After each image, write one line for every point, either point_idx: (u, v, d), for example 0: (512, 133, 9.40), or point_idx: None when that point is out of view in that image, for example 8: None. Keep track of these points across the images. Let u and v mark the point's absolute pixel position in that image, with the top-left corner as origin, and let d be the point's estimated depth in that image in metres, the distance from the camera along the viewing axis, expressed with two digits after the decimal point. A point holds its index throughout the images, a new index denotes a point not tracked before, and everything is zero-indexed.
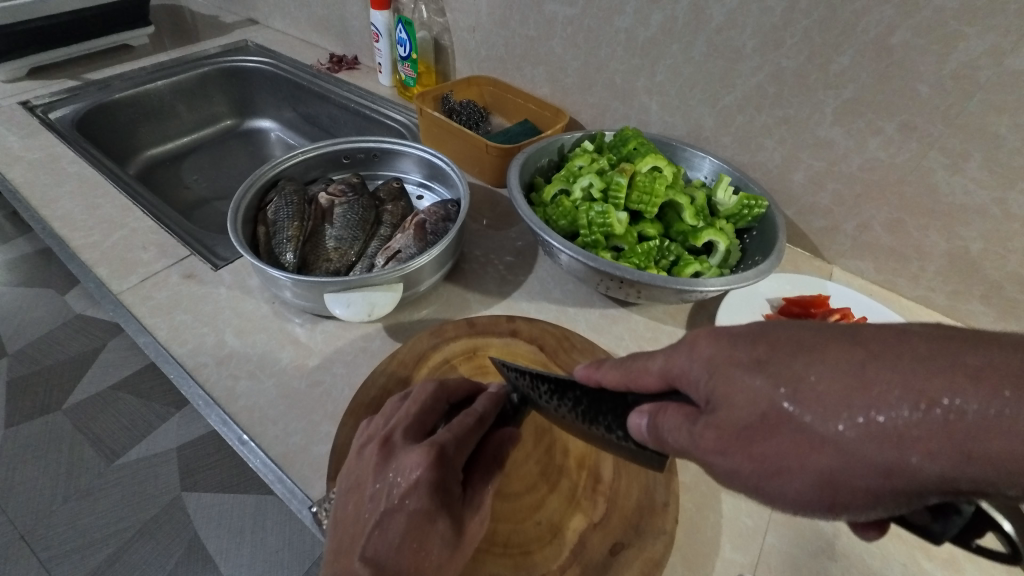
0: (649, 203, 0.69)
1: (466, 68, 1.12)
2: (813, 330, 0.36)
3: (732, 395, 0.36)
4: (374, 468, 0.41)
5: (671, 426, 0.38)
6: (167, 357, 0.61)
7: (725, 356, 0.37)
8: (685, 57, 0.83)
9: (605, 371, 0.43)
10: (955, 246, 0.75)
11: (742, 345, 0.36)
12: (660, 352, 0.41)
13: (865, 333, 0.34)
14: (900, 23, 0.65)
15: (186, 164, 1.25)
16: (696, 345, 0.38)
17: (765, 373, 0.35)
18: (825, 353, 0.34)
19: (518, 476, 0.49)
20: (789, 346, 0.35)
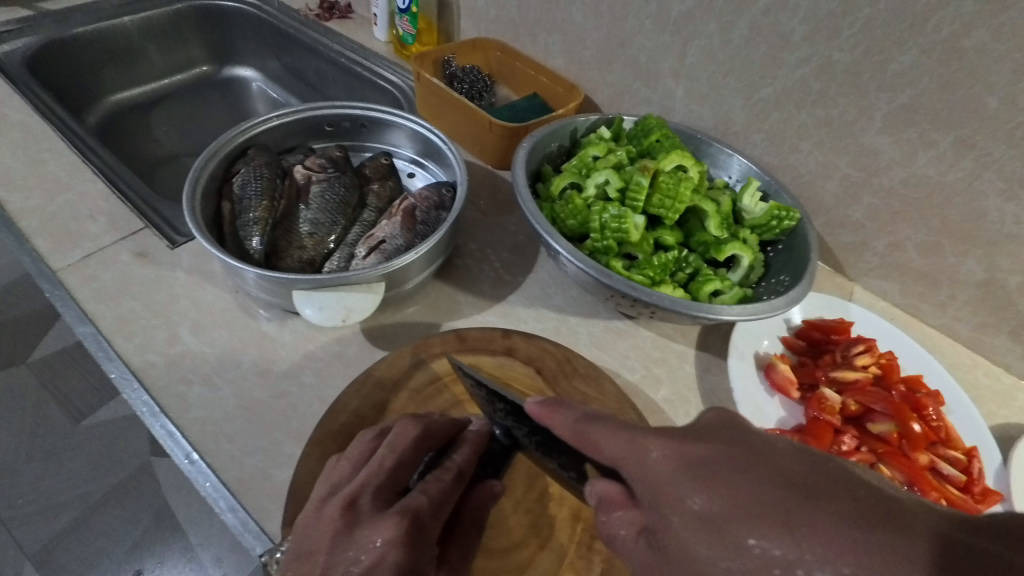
0: (671, 208, 0.61)
1: (472, 28, 1.00)
2: (766, 482, 0.29)
3: (672, 546, 0.31)
4: (333, 534, 0.34)
5: (615, 526, 0.35)
6: (109, 353, 0.53)
7: (665, 483, 0.32)
8: (722, 39, 0.73)
9: (557, 419, 0.39)
10: (994, 278, 0.68)
11: (686, 487, 0.31)
12: (615, 434, 0.36)
13: (822, 512, 0.27)
14: (978, 23, 0.56)
15: (156, 114, 1.12)
16: (646, 453, 0.34)
17: (700, 524, 0.30)
18: (767, 519, 0.28)
19: (504, 528, 0.45)
20: (733, 495, 0.29)
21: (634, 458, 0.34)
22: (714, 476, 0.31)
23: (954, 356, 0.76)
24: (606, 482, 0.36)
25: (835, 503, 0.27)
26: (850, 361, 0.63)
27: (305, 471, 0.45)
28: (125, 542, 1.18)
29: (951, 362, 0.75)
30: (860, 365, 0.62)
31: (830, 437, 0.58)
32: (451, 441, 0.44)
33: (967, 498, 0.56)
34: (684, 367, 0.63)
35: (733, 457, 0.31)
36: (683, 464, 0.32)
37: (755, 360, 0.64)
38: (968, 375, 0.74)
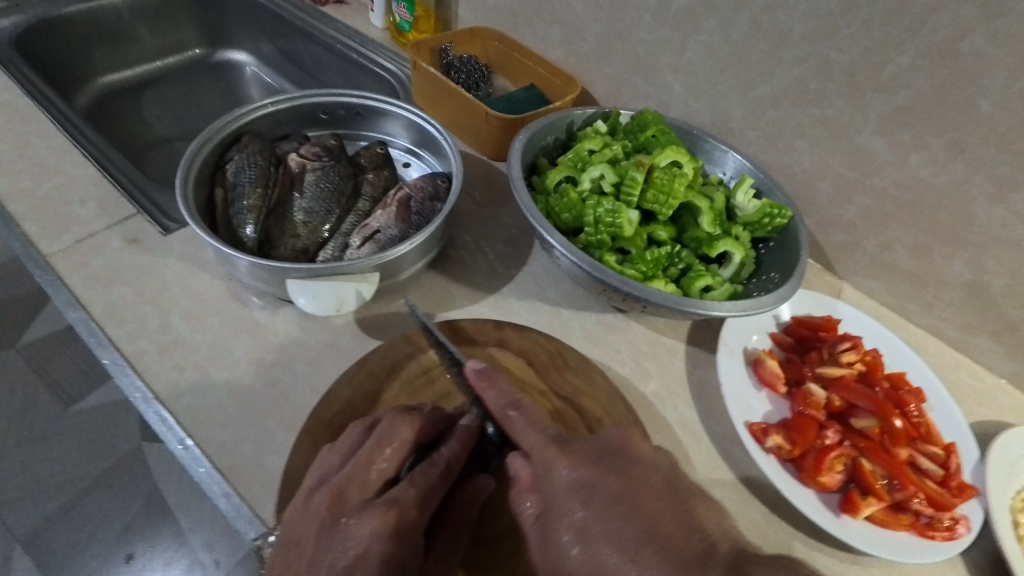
0: (665, 204, 0.61)
1: (470, 16, 0.99)
2: (631, 513, 0.37)
3: (553, 539, 0.39)
4: (321, 526, 0.36)
5: (518, 503, 0.43)
6: (101, 339, 0.53)
7: (560, 494, 0.40)
8: (722, 35, 0.73)
9: (489, 393, 0.45)
10: (980, 280, 0.70)
11: (573, 502, 0.39)
12: (531, 434, 0.43)
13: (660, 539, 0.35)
14: (976, 26, 0.57)
15: (147, 97, 1.11)
16: (551, 465, 0.41)
17: (575, 528, 0.38)
18: (618, 542, 0.36)
19: (494, 519, 0.46)
20: (603, 512, 0.37)
21: (544, 466, 0.41)
22: (595, 498, 0.38)
23: (939, 355, 0.77)
24: (523, 468, 0.43)
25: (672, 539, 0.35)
26: (837, 358, 0.64)
27: (297, 458, 0.45)
28: (115, 526, 1.20)
29: (935, 361, 0.76)
30: (845, 362, 0.63)
31: (815, 431, 0.59)
32: (439, 433, 0.44)
33: (944, 491, 0.58)
34: (674, 361, 0.64)
35: (616, 486, 0.39)
36: (577, 484, 0.39)
37: (744, 356, 0.65)
38: (951, 373, 0.75)
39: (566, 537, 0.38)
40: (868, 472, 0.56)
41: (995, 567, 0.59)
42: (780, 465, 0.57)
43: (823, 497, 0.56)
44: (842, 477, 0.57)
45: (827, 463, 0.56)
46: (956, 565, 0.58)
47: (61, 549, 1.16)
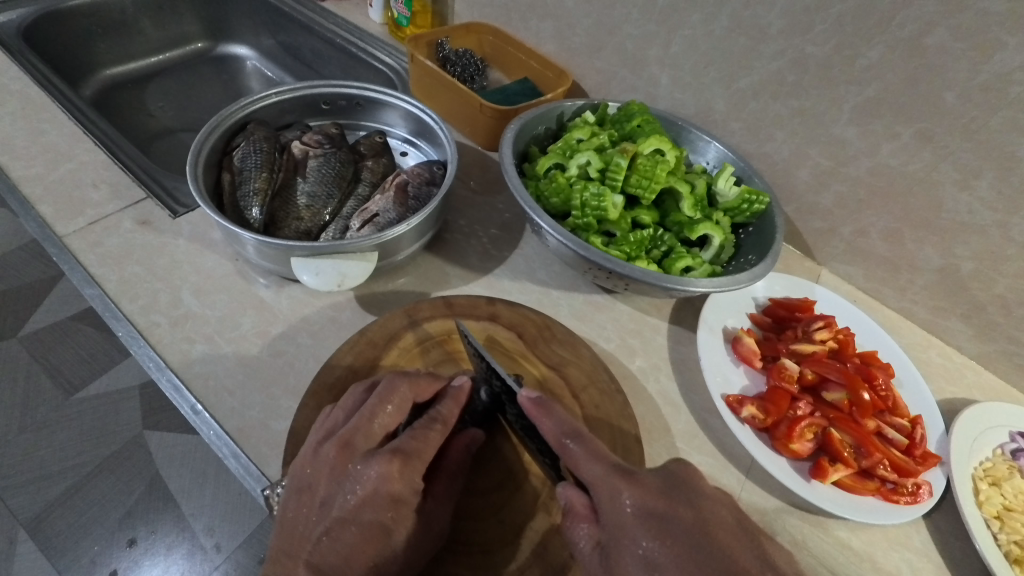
0: (648, 188, 0.65)
1: (465, 12, 1.02)
2: (703, 548, 0.37)
3: (619, 574, 0.38)
4: (329, 470, 0.42)
5: (576, 534, 0.42)
6: (115, 313, 0.57)
7: (626, 524, 0.39)
8: (705, 31, 0.76)
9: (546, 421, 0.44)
10: (949, 263, 0.73)
11: (640, 534, 0.38)
12: (595, 466, 0.42)
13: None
14: (939, 22, 0.61)
15: (150, 89, 1.13)
16: (618, 495, 0.40)
17: (647, 566, 0.37)
18: (690, 573, 0.36)
19: (485, 471, 0.50)
20: (677, 549, 0.37)
21: (606, 492, 0.41)
22: (664, 531, 0.38)
23: (911, 336, 0.81)
24: (580, 498, 0.43)
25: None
26: (810, 336, 0.68)
27: (302, 419, 0.49)
28: (118, 512, 1.17)
29: (907, 342, 0.80)
30: (818, 339, 0.67)
31: (787, 402, 0.62)
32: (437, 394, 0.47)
33: (910, 459, 0.62)
34: (657, 338, 0.68)
35: (685, 521, 0.39)
36: (642, 514, 0.39)
37: (724, 334, 0.68)
38: (922, 354, 0.79)
39: (635, 574, 0.37)
40: (836, 439, 0.60)
41: (956, 529, 0.63)
42: (753, 433, 0.60)
43: (794, 463, 0.60)
44: (812, 445, 0.61)
45: (798, 431, 0.59)
46: (920, 527, 0.62)
47: (66, 532, 1.13)
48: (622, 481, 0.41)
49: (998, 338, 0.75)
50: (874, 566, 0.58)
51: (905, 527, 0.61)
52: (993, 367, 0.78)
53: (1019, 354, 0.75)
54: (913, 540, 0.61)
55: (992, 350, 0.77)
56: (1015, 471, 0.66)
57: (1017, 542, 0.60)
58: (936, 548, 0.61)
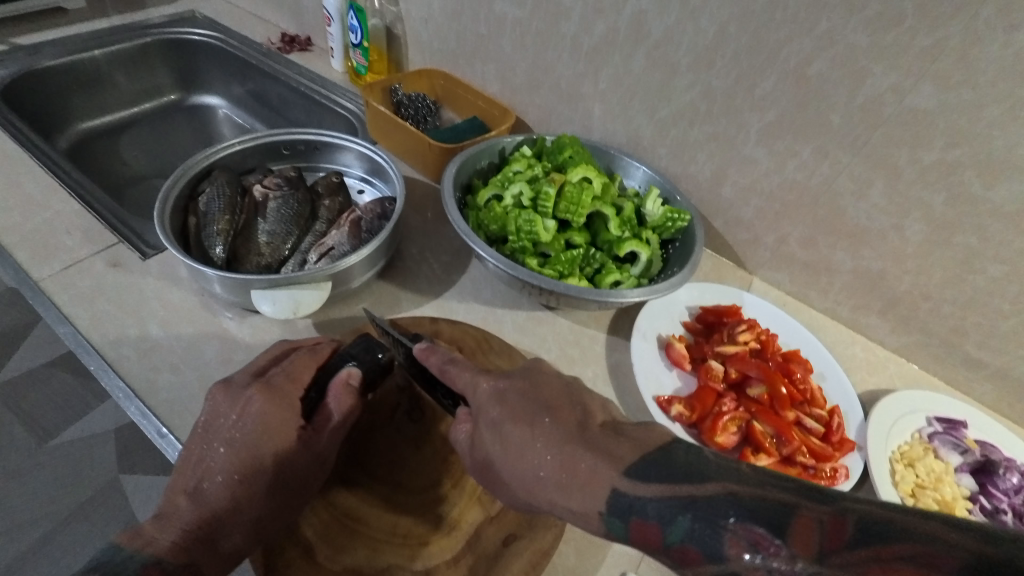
0: (576, 213, 0.72)
1: (417, 58, 1.11)
2: (531, 406, 0.49)
3: (483, 440, 0.50)
4: (216, 407, 0.53)
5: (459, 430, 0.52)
6: (86, 347, 0.61)
7: (482, 401, 0.51)
8: (627, 69, 0.85)
9: (431, 356, 0.55)
10: (859, 265, 0.81)
11: (490, 405, 0.50)
12: (461, 369, 0.54)
13: (554, 412, 0.49)
14: (817, 55, 0.70)
15: (125, 138, 1.20)
16: (477, 386, 0.52)
17: (496, 428, 0.49)
18: (521, 417, 0.49)
19: (418, 452, 0.58)
20: (512, 407, 0.50)
21: (471, 392, 0.52)
22: (507, 400, 0.50)
23: (836, 334, 0.88)
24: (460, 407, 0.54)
25: (563, 414, 0.49)
26: (734, 338, 0.75)
27: None
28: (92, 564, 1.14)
29: (833, 339, 0.88)
30: (740, 341, 0.74)
31: (713, 399, 0.68)
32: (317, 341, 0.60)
33: (827, 446, 0.67)
34: (594, 347, 0.75)
35: (521, 391, 0.51)
36: (495, 393, 0.51)
37: (657, 341, 0.75)
38: (846, 350, 0.86)
39: (487, 434, 0.50)
40: (757, 431, 0.66)
41: None
42: (682, 429, 0.66)
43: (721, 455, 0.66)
44: (736, 437, 0.67)
45: (721, 424, 0.66)
46: None
47: None
48: (479, 376, 0.53)
49: (912, 330, 0.83)
50: None
51: None
52: (913, 357, 0.85)
53: (931, 344, 0.82)
54: None
55: (909, 342, 0.84)
56: (929, 451, 0.71)
57: None
58: None
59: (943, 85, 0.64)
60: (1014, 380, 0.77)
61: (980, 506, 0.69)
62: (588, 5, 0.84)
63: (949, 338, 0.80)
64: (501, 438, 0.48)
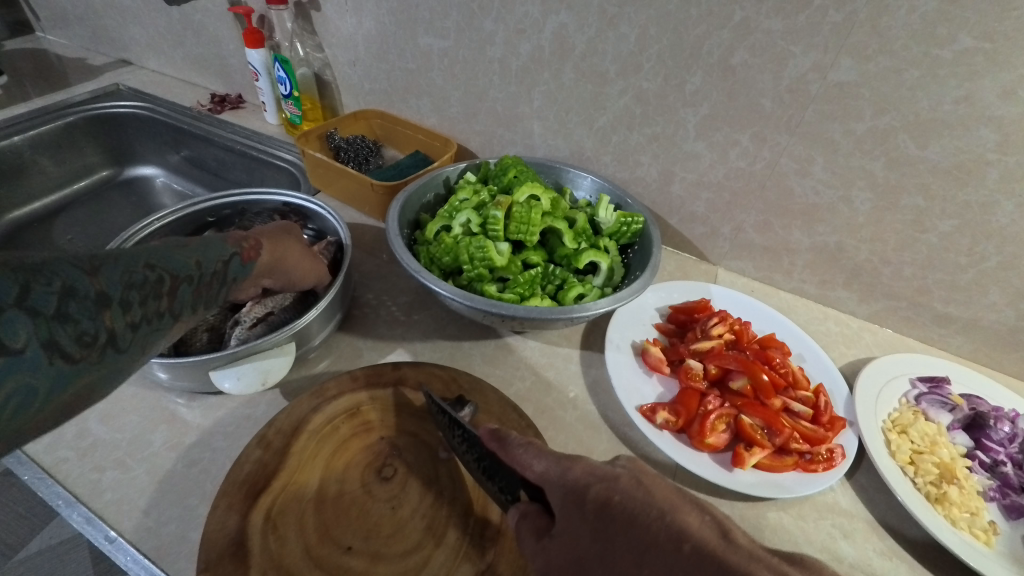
0: (527, 232, 0.71)
1: (352, 101, 1.09)
2: (642, 504, 0.39)
3: (564, 540, 0.40)
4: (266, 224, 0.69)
5: (528, 530, 0.43)
6: (20, 457, 0.56)
7: (574, 496, 0.42)
8: (558, 83, 0.86)
9: (502, 445, 0.48)
10: (817, 241, 0.82)
11: (585, 492, 0.41)
12: (547, 455, 0.45)
13: (671, 519, 0.38)
14: (737, 45, 0.71)
15: (59, 223, 1.14)
16: (569, 470, 0.43)
17: (593, 526, 0.39)
18: (628, 517, 0.39)
19: (393, 515, 0.51)
20: (617, 504, 0.40)
21: (551, 481, 0.44)
22: (612, 493, 0.41)
23: (809, 313, 0.88)
24: (530, 503, 0.45)
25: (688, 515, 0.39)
26: (707, 333, 0.73)
27: (214, 524, 0.48)
28: None
29: (806, 318, 0.87)
30: (714, 335, 0.72)
31: (697, 400, 0.66)
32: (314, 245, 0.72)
33: (819, 428, 0.66)
34: (570, 366, 0.72)
35: (630, 484, 0.41)
36: (595, 476, 0.43)
37: (631, 349, 0.73)
38: (820, 327, 0.86)
39: (585, 528, 0.40)
40: (746, 425, 0.64)
41: (878, 482, 0.67)
42: (671, 436, 0.64)
43: (715, 457, 0.63)
44: (727, 435, 0.64)
45: (709, 425, 0.63)
46: (845, 488, 0.66)
47: None
48: (570, 463, 0.44)
49: (879, 297, 0.83)
50: (806, 539, 0.60)
51: (830, 492, 0.65)
52: (886, 324, 0.86)
53: (901, 307, 0.82)
54: (842, 497, 0.65)
55: (880, 308, 0.84)
56: (918, 416, 0.69)
57: (932, 481, 0.63)
58: (863, 504, 0.65)
59: (862, 56, 0.65)
60: (986, 330, 0.78)
61: (979, 462, 0.66)
62: (509, 28, 0.84)
63: (917, 299, 0.80)
64: (603, 539, 0.38)
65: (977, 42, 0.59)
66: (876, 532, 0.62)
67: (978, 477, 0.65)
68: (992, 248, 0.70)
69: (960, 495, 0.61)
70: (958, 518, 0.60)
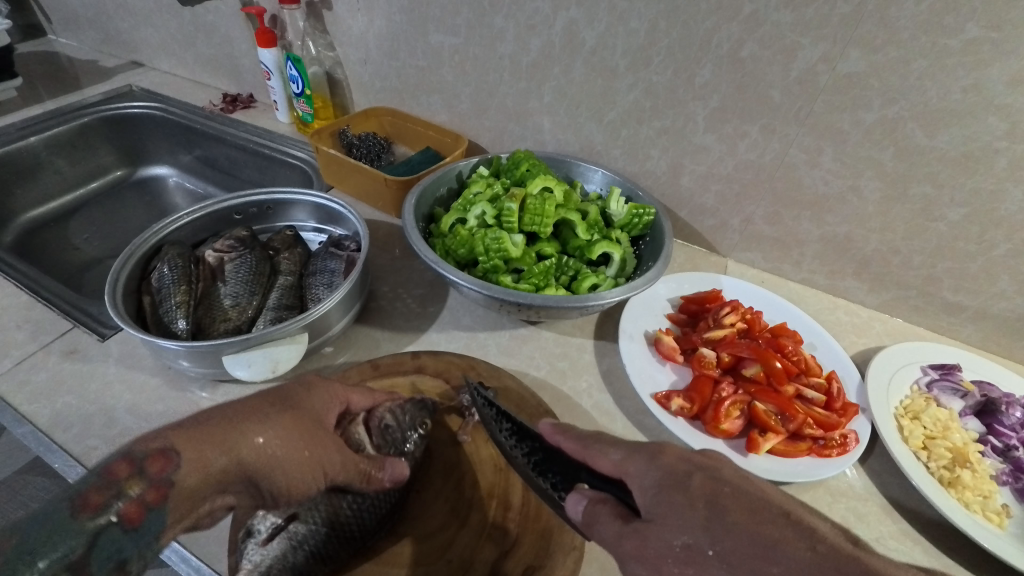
0: (541, 224, 0.72)
1: (363, 100, 1.11)
2: (760, 501, 0.39)
3: (665, 524, 0.39)
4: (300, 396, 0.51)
5: (605, 518, 0.42)
6: (49, 446, 0.58)
7: (672, 489, 0.41)
8: (568, 79, 0.87)
9: (568, 437, 0.50)
10: (826, 232, 0.83)
11: (690, 482, 0.41)
12: (621, 447, 0.46)
13: (794, 518, 0.38)
14: (747, 37, 0.72)
15: (74, 222, 1.15)
16: (659, 459, 0.44)
17: (704, 514, 0.39)
18: (747, 514, 0.39)
19: (418, 498, 0.54)
20: (730, 497, 0.40)
21: (633, 472, 0.44)
22: (719, 486, 0.41)
23: (818, 303, 0.89)
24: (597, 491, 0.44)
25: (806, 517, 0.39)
26: (720, 322, 0.74)
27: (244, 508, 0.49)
28: None
29: (815, 308, 0.88)
30: (726, 324, 0.73)
31: (711, 387, 0.67)
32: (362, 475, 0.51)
33: (831, 413, 0.66)
34: (584, 355, 0.73)
35: (733, 476, 0.42)
36: (696, 469, 0.42)
37: (644, 339, 0.74)
38: (830, 316, 0.87)
39: (692, 515, 0.39)
40: (760, 411, 0.64)
41: (891, 466, 0.68)
42: (686, 423, 0.64)
43: (730, 442, 0.64)
44: (741, 421, 0.65)
45: (723, 411, 0.64)
46: (859, 473, 0.67)
47: None
48: (661, 452, 0.44)
49: (887, 286, 0.84)
50: None
51: (843, 477, 0.66)
52: (896, 313, 0.86)
53: (910, 296, 0.83)
54: (857, 482, 0.66)
55: (889, 298, 0.85)
56: (930, 401, 0.70)
57: (945, 465, 0.64)
58: (877, 488, 0.66)
59: (871, 47, 0.66)
60: (995, 319, 0.79)
61: (991, 447, 0.67)
62: (520, 24, 0.85)
63: (926, 288, 0.81)
64: (721, 532, 0.38)
65: (985, 32, 0.60)
66: (890, 516, 0.63)
67: (990, 461, 0.66)
68: (1002, 236, 0.71)
69: (973, 478, 0.62)
70: (971, 501, 0.61)
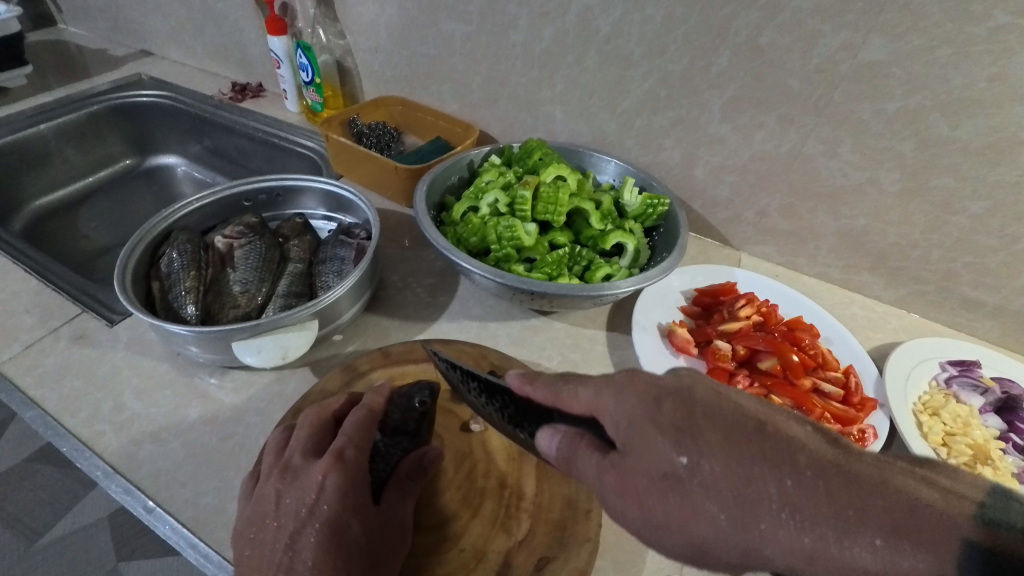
0: (554, 213, 0.72)
1: (372, 89, 1.10)
2: (735, 417, 0.39)
3: (642, 452, 0.39)
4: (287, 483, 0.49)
5: (583, 455, 0.42)
6: (58, 431, 0.57)
7: (650, 425, 0.40)
8: (581, 67, 0.85)
9: (536, 385, 0.47)
10: (843, 225, 0.81)
11: (663, 407, 0.40)
12: (590, 385, 0.45)
13: (768, 434, 0.38)
14: (766, 24, 0.70)
15: (83, 211, 1.15)
16: (632, 391, 0.42)
17: (678, 438, 0.39)
18: (722, 434, 0.38)
19: (429, 484, 0.54)
20: (705, 416, 0.39)
21: (606, 410, 0.43)
22: (691, 407, 0.40)
23: (833, 297, 0.87)
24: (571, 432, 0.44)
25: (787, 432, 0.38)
26: (735, 314, 0.73)
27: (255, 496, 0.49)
28: None
29: (831, 303, 0.86)
30: (742, 316, 0.72)
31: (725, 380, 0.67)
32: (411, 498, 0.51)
33: (849, 408, 0.65)
34: (596, 347, 0.72)
35: (706, 395, 0.41)
36: (670, 395, 0.41)
37: (658, 331, 0.73)
38: (845, 311, 0.85)
39: (666, 442, 0.39)
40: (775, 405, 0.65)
41: None
42: None
43: None
44: None
45: None
46: None
47: None
48: (629, 383, 0.43)
49: (905, 281, 0.82)
50: None
51: None
52: (913, 309, 0.85)
53: (928, 291, 0.81)
54: None
55: (907, 293, 0.83)
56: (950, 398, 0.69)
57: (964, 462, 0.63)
58: None
59: (895, 34, 0.64)
60: (1016, 315, 0.77)
61: (1013, 444, 0.66)
62: (533, 11, 0.84)
63: (944, 284, 0.79)
64: (698, 456, 0.38)
65: (1013, 19, 0.58)
66: None
67: (1011, 459, 0.64)
68: None
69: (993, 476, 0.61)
70: None
